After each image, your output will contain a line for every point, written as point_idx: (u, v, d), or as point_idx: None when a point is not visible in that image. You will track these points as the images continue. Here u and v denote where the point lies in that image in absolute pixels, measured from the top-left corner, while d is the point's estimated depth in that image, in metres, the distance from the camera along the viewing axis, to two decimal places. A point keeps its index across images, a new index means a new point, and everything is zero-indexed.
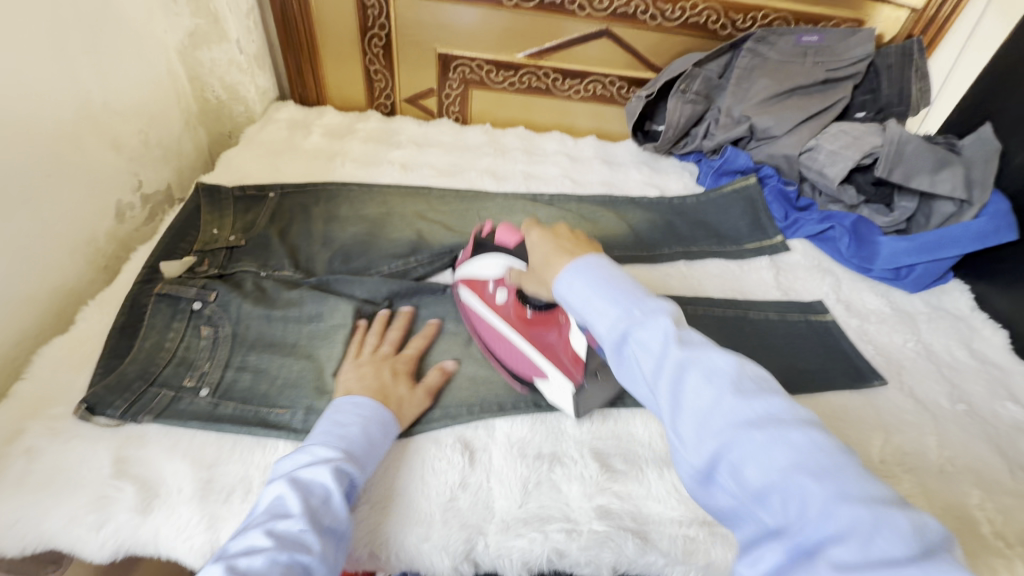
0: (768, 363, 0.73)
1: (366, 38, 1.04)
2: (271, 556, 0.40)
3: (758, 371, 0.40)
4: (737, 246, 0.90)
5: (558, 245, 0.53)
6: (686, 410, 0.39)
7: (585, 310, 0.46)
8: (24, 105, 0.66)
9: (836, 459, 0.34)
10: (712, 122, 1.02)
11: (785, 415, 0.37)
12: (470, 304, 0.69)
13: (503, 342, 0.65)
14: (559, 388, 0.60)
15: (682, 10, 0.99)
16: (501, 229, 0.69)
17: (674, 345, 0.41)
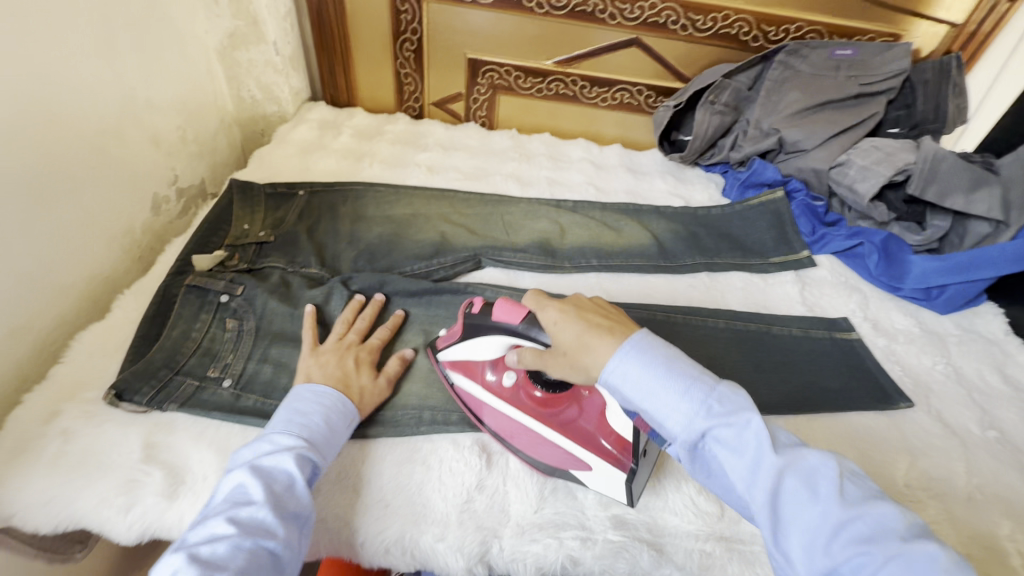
0: (791, 380, 0.72)
1: (398, 42, 1.06)
2: (233, 543, 0.42)
3: (854, 473, 0.40)
4: (761, 260, 0.88)
5: (591, 325, 0.48)
6: (790, 522, 0.39)
7: (653, 404, 0.45)
8: (72, 100, 0.69)
9: (956, 567, 0.33)
10: (740, 134, 1.02)
11: (893, 522, 0.36)
12: (470, 390, 0.60)
13: (524, 432, 0.57)
14: (608, 478, 0.53)
15: (714, 21, 0.98)
16: (497, 302, 0.56)
17: (769, 451, 0.40)
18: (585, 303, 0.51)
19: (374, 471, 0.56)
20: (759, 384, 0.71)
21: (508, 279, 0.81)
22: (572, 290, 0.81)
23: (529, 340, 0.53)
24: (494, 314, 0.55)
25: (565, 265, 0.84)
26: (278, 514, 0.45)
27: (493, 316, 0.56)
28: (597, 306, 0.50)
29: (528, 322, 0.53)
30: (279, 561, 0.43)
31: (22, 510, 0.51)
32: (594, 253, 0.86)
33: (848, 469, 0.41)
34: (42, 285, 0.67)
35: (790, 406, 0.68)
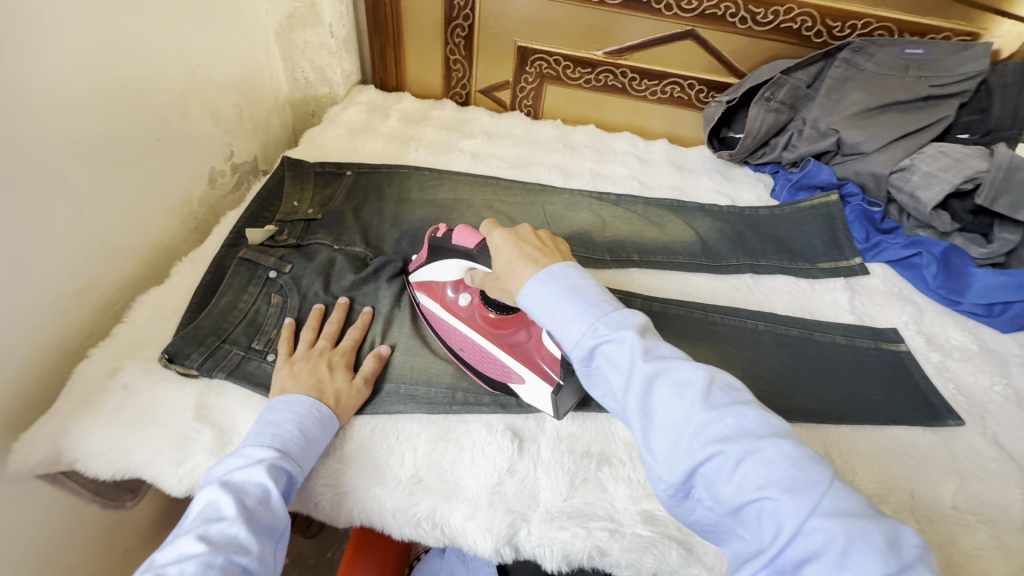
0: (834, 389, 0.69)
1: (449, 28, 1.07)
2: (204, 560, 0.39)
3: (726, 379, 0.41)
4: (809, 265, 0.85)
5: (522, 253, 0.52)
6: (659, 424, 0.40)
7: (551, 322, 0.47)
8: (142, 73, 0.72)
9: (807, 467, 0.35)
10: (796, 133, 0.98)
11: (755, 424, 0.37)
12: (430, 308, 0.67)
13: (471, 347, 0.63)
14: (536, 390, 0.58)
15: (775, 15, 0.95)
16: (456, 229, 0.62)
17: (641, 359, 0.41)
18: (524, 234, 0.54)
19: (409, 446, 0.57)
20: (799, 390, 0.69)
21: None
22: (611, 283, 0.81)
23: (478, 263, 0.60)
24: (454, 239, 0.62)
25: (604, 258, 0.83)
26: (250, 527, 0.43)
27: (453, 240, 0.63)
28: (533, 237, 0.54)
29: (482, 247, 0.60)
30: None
31: (85, 455, 0.55)
32: (634, 248, 0.85)
33: (722, 376, 0.42)
34: (108, 248, 0.70)
35: (831, 415, 0.66)
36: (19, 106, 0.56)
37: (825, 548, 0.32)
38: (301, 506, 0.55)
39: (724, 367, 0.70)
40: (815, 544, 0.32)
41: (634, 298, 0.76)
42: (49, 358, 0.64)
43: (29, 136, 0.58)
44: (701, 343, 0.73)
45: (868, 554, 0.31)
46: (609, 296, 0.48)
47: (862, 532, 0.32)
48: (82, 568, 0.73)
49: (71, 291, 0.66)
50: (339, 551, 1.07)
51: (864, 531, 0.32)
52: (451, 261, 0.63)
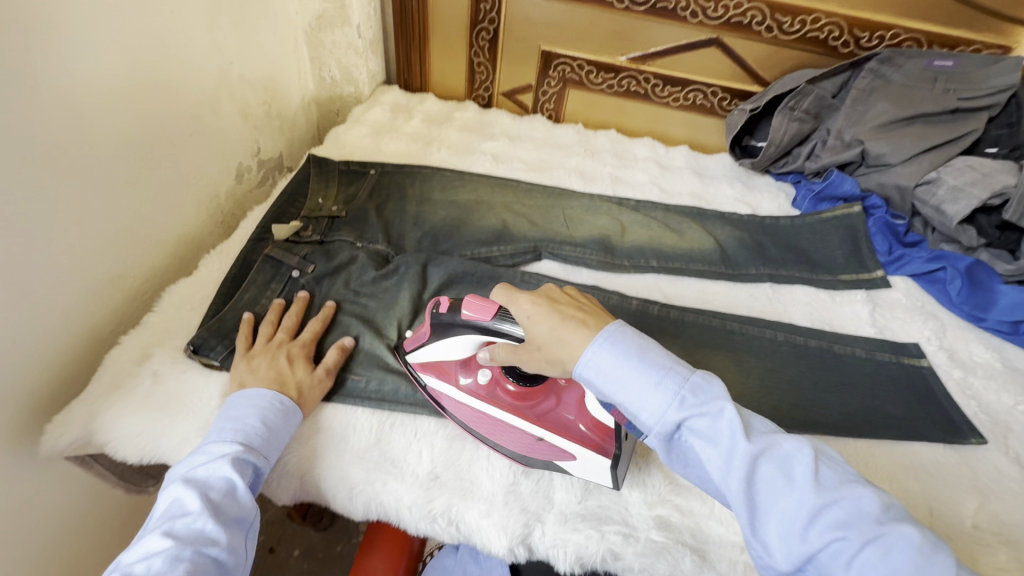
0: (853, 402, 0.69)
1: (475, 32, 1.08)
2: (171, 555, 0.40)
3: (827, 455, 0.41)
4: (830, 276, 0.85)
5: (565, 318, 0.48)
6: (766, 506, 0.39)
7: (627, 395, 0.44)
8: (178, 71, 0.74)
9: (935, 554, 0.34)
10: (820, 143, 0.98)
11: (875, 508, 0.37)
12: (444, 391, 0.59)
13: (507, 431, 0.56)
14: (592, 465, 0.53)
15: (802, 24, 0.94)
16: (465, 301, 0.54)
17: (742, 438, 0.40)
18: (556, 295, 0.51)
19: (427, 443, 0.58)
20: (818, 403, 0.68)
21: (565, 273, 0.82)
22: (629, 289, 0.81)
23: (503, 336, 0.52)
24: (467, 313, 0.53)
25: (623, 263, 0.83)
26: (217, 519, 0.44)
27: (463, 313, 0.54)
28: (568, 298, 0.51)
29: (501, 314, 0.52)
30: (223, 567, 0.43)
31: (113, 439, 0.57)
32: (653, 254, 0.85)
33: (821, 451, 0.41)
34: (140, 240, 0.73)
35: (850, 429, 0.65)
36: (64, 99, 0.58)
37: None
38: (320, 497, 0.56)
39: (741, 377, 0.70)
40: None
41: (652, 304, 0.77)
42: (80, 344, 0.66)
43: (71, 129, 0.60)
44: (718, 352, 0.73)
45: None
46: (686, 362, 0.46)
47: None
48: (102, 550, 0.75)
49: (104, 279, 0.68)
50: (348, 544, 1.09)
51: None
52: (464, 336, 0.55)
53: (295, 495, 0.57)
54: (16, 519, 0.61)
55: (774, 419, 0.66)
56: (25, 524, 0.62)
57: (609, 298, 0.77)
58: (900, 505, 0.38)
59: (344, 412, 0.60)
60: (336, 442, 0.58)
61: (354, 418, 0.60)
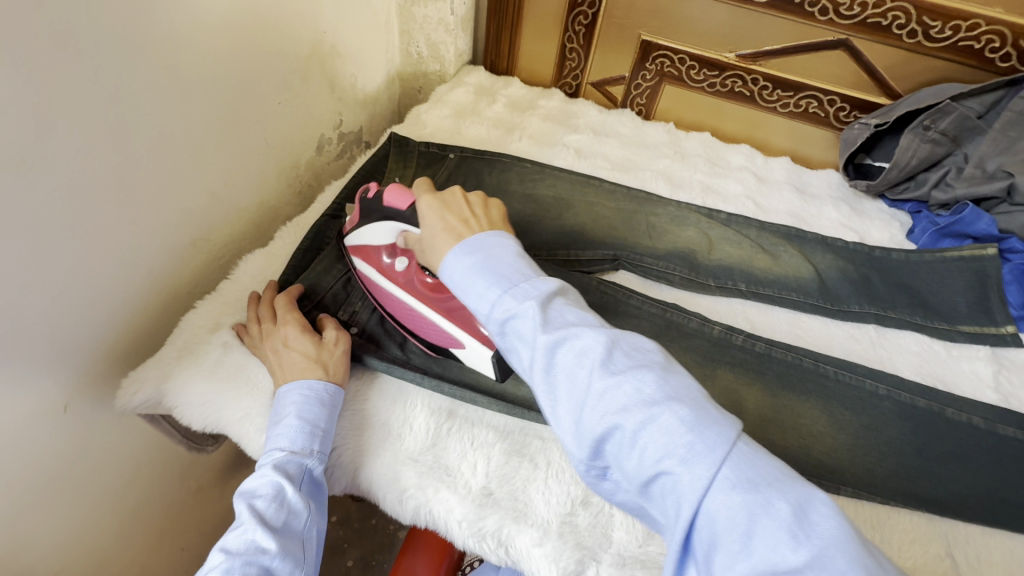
0: (961, 477, 0.60)
1: (572, 15, 1.01)
2: (225, 569, 0.42)
3: (631, 341, 0.41)
4: (947, 325, 0.74)
5: (447, 226, 0.52)
6: (562, 398, 0.40)
7: (464, 295, 0.46)
8: (274, 35, 0.73)
9: (706, 429, 0.35)
10: (953, 170, 0.85)
11: (654, 389, 0.37)
12: (364, 271, 0.65)
13: (410, 314, 0.62)
14: (477, 355, 0.58)
15: (954, 31, 0.82)
16: (388, 189, 0.61)
17: (538, 330, 0.41)
18: (451, 202, 0.54)
19: (483, 454, 0.55)
20: (921, 474, 0.60)
21: (644, 287, 0.77)
22: (711, 313, 0.75)
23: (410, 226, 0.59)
24: (387, 199, 0.61)
25: (707, 283, 0.77)
26: (266, 527, 0.44)
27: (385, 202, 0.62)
28: (460, 206, 0.53)
29: (412, 209, 0.59)
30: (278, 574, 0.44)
31: (182, 404, 0.58)
32: (743, 276, 0.78)
33: (627, 337, 0.41)
34: (220, 205, 0.73)
35: (956, 512, 0.57)
36: (166, 62, 0.59)
37: (728, 528, 0.32)
38: (371, 493, 0.55)
39: (832, 431, 0.63)
40: (718, 523, 0.32)
41: (736, 333, 0.70)
42: (159, 303, 0.68)
43: (172, 92, 0.61)
44: (808, 398, 0.65)
45: (775, 526, 0.31)
46: (529, 265, 0.47)
47: (771, 500, 0.32)
48: (164, 499, 0.79)
49: (186, 242, 0.69)
50: (382, 519, 1.10)
51: (770, 505, 0.32)
52: (383, 223, 0.62)
53: (348, 486, 0.56)
54: (88, 464, 0.64)
55: (866, 484, 0.59)
56: (95, 470, 0.65)
57: (688, 321, 0.71)
58: (691, 386, 0.38)
59: (402, 405, 0.58)
60: (391, 439, 0.56)
61: (412, 415, 0.58)
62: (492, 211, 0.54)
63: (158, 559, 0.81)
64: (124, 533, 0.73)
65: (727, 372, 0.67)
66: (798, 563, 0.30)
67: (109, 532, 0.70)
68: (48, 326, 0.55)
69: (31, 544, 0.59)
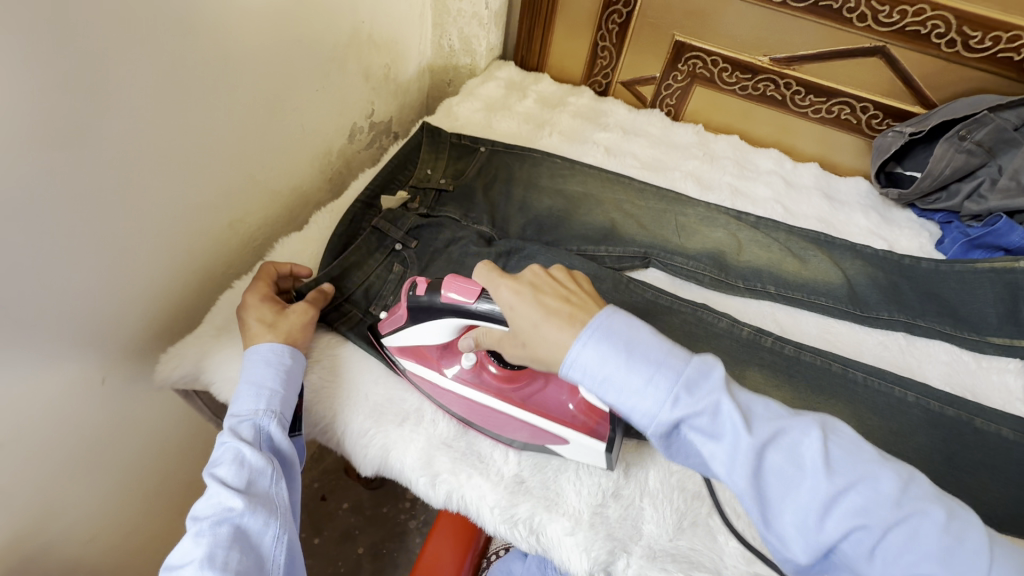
0: (992, 486, 0.60)
1: (607, 13, 1.01)
2: (195, 532, 0.43)
3: (836, 431, 0.41)
4: (976, 336, 0.74)
5: (549, 311, 0.47)
6: (782, 501, 0.39)
7: (619, 392, 0.43)
8: (317, 22, 0.74)
9: (954, 526, 0.36)
10: (987, 181, 0.84)
11: (886, 486, 0.38)
12: (431, 379, 0.59)
13: (494, 413, 0.57)
14: (585, 448, 0.53)
15: (994, 41, 0.82)
16: (447, 282, 0.52)
17: (745, 434, 0.40)
18: (540, 283, 0.50)
19: (515, 443, 0.56)
20: (949, 482, 0.60)
21: (673, 287, 0.78)
22: (740, 314, 0.76)
23: (488, 320, 0.52)
24: (447, 296, 0.52)
25: (737, 284, 0.77)
26: (229, 487, 0.46)
27: (443, 297, 0.53)
28: (552, 283, 0.50)
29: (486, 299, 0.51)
30: (251, 529, 0.45)
31: (218, 380, 0.59)
32: (772, 280, 0.78)
33: (830, 427, 0.42)
34: (256, 189, 0.74)
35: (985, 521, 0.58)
36: (216, 44, 0.60)
37: None
38: (402, 478, 0.55)
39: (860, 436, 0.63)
40: None
41: (765, 335, 0.70)
42: (196, 282, 0.69)
43: (219, 74, 0.62)
44: (837, 402, 0.65)
45: None
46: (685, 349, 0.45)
47: None
48: (190, 477, 0.80)
49: (224, 224, 0.70)
50: (394, 507, 1.11)
51: None
52: (444, 320, 0.55)
53: (379, 468, 0.56)
54: (121, 438, 0.65)
55: None
56: (127, 444, 0.66)
57: (717, 321, 0.71)
58: (910, 473, 0.39)
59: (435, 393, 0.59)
60: (425, 424, 0.57)
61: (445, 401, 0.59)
62: (578, 287, 0.50)
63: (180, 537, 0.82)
64: (151, 507, 0.74)
65: (756, 374, 0.67)
66: None
67: (136, 505, 0.71)
68: (92, 299, 0.56)
69: (65, 512, 0.61)
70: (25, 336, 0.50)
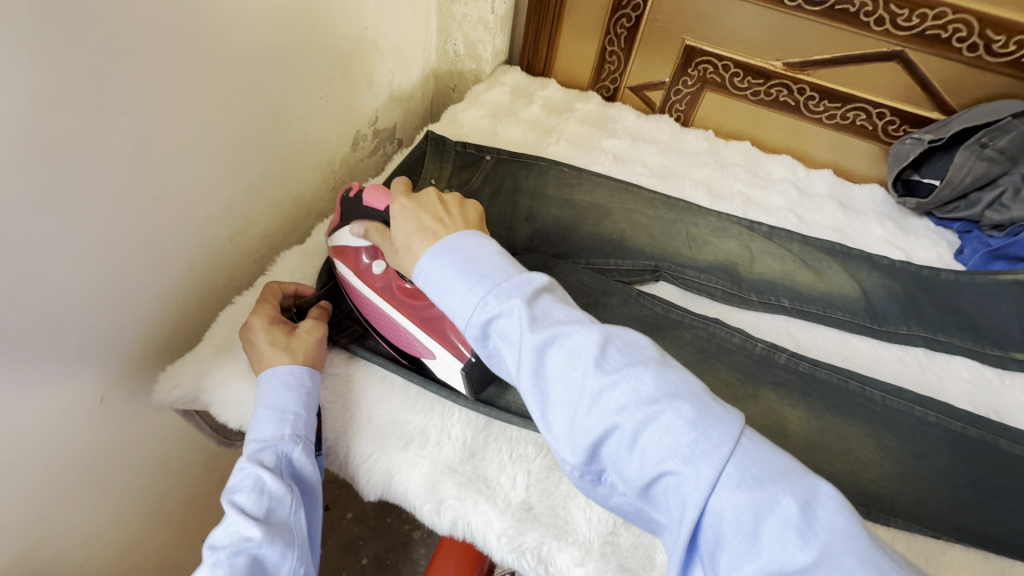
0: (1019, 513, 0.58)
1: (615, 17, 0.99)
2: (211, 563, 0.41)
3: (622, 337, 0.41)
4: (999, 352, 0.72)
5: (420, 224, 0.50)
6: (558, 400, 0.39)
7: (444, 299, 0.45)
8: (319, 29, 0.72)
9: (710, 427, 0.35)
10: (1010, 190, 0.82)
11: (652, 387, 0.37)
12: (343, 273, 0.61)
13: (383, 318, 0.59)
14: (446, 365, 0.56)
15: (1018, 45, 0.79)
16: (368, 192, 0.57)
17: (527, 331, 0.40)
18: (425, 201, 0.52)
19: (523, 468, 0.54)
20: (974, 508, 0.58)
21: (684, 300, 0.76)
22: (753, 328, 0.74)
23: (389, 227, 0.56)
24: (367, 202, 0.57)
25: (750, 297, 0.75)
26: (248, 516, 0.44)
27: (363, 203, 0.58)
28: (434, 204, 0.52)
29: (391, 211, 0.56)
30: (268, 561, 0.43)
31: (219, 400, 0.58)
32: (787, 293, 0.76)
33: (620, 336, 0.41)
34: (258, 200, 0.73)
35: (1014, 550, 0.56)
36: (216, 55, 0.58)
37: (731, 523, 0.32)
38: (406, 502, 0.54)
39: (880, 458, 0.61)
40: (720, 518, 0.33)
41: (779, 351, 0.67)
42: (196, 297, 0.68)
43: (219, 85, 0.60)
44: (855, 422, 0.63)
45: (782, 523, 0.31)
46: (510, 262, 0.46)
47: (776, 496, 0.32)
48: (190, 492, 0.78)
49: (225, 237, 0.69)
50: (398, 519, 1.10)
51: (776, 502, 0.32)
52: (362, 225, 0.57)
53: (383, 492, 0.55)
54: (119, 457, 0.64)
55: (916, 516, 0.57)
56: (126, 462, 0.65)
57: (730, 336, 0.68)
58: (689, 381, 0.38)
59: (439, 414, 0.57)
60: (429, 447, 0.55)
61: (449, 423, 0.57)
62: (467, 212, 0.53)
63: (181, 553, 0.81)
64: (153, 524, 0.73)
65: (770, 392, 0.65)
66: (804, 559, 0.30)
67: (135, 522, 0.70)
68: (91, 317, 0.55)
69: (63, 534, 0.59)
70: (22, 358, 0.49)
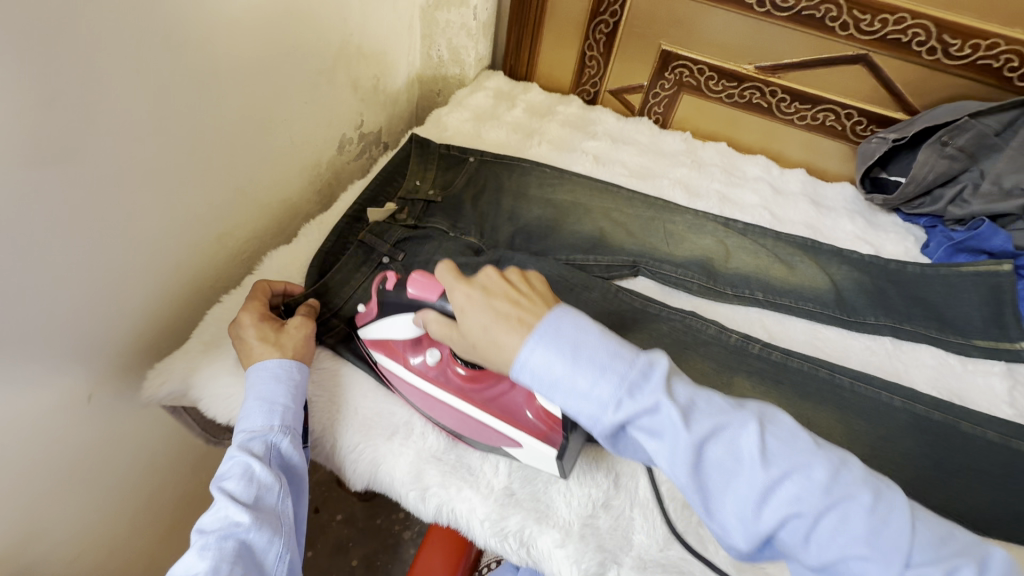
0: (978, 490, 0.61)
1: (594, 23, 1.02)
2: (200, 546, 0.43)
3: (773, 421, 0.41)
4: (962, 339, 0.75)
5: (500, 315, 0.47)
6: (723, 493, 0.39)
7: (564, 396, 0.42)
8: (304, 36, 0.74)
9: (886, 510, 0.36)
10: (969, 186, 0.86)
11: (821, 474, 0.37)
12: (391, 369, 0.59)
13: (453, 412, 0.56)
14: (534, 452, 0.52)
15: (974, 49, 0.83)
16: (411, 278, 0.54)
17: (682, 429, 0.39)
18: (490, 285, 0.49)
19: (504, 456, 0.56)
20: (935, 486, 0.61)
21: (662, 295, 0.78)
22: (728, 321, 0.76)
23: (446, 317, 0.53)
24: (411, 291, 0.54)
25: (725, 291, 0.78)
26: (237, 502, 0.45)
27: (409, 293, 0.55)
28: (503, 288, 0.49)
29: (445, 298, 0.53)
30: (256, 545, 0.44)
31: (207, 395, 0.59)
32: (760, 286, 0.79)
33: (766, 417, 0.41)
34: (245, 202, 0.74)
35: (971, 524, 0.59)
36: (204, 60, 0.60)
37: None
38: (392, 492, 0.55)
39: (847, 441, 0.64)
40: None
41: (752, 342, 0.70)
42: (183, 297, 0.69)
43: (206, 89, 0.62)
44: (824, 407, 0.66)
45: None
46: (623, 344, 0.44)
47: (958, 566, 0.34)
48: (178, 491, 0.79)
49: (213, 238, 0.70)
50: (387, 519, 1.10)
51: (959, 572, 0.34)
52: (404, 317, 0.56)
53: (369, 482, 0.56)
54: (108, 455, 0.64)
55: None
56: (114, 460, 0.66)
57: (706, 328, 0.71)
58: (849, 461, 0.39)
59: None
60: (414, 437, 0.57)
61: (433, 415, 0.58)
62: (534, 286, 0.50)
63: (170, 552, 0.82)
64: (140, 523, 0.74)
65: (744, 381, 0.68)
66: None
67: (124, 520, 0.71)
68: (81, 316, 0.56)
69: (52, 531, 0.60)
70: (11, 354, 0.50)
